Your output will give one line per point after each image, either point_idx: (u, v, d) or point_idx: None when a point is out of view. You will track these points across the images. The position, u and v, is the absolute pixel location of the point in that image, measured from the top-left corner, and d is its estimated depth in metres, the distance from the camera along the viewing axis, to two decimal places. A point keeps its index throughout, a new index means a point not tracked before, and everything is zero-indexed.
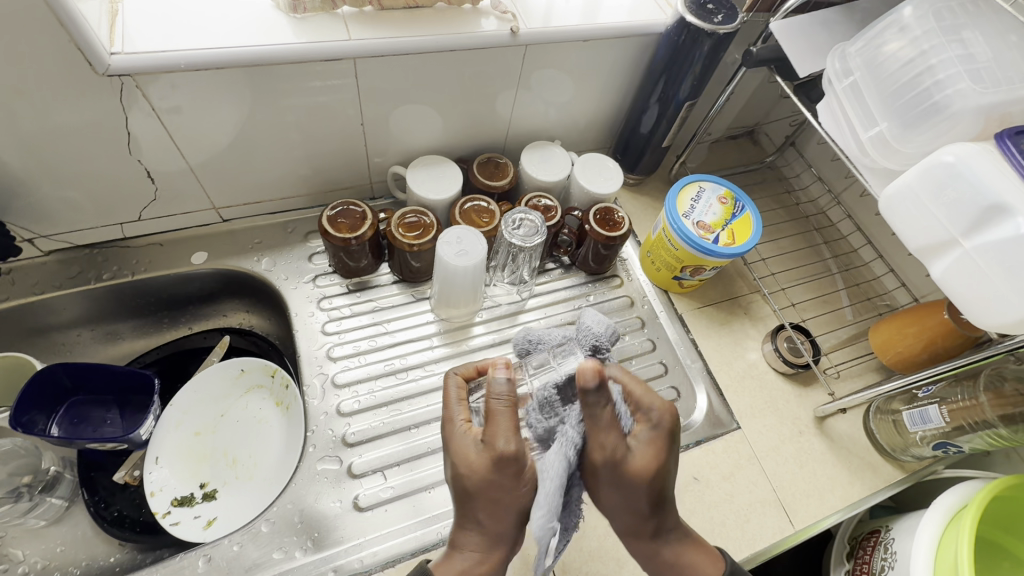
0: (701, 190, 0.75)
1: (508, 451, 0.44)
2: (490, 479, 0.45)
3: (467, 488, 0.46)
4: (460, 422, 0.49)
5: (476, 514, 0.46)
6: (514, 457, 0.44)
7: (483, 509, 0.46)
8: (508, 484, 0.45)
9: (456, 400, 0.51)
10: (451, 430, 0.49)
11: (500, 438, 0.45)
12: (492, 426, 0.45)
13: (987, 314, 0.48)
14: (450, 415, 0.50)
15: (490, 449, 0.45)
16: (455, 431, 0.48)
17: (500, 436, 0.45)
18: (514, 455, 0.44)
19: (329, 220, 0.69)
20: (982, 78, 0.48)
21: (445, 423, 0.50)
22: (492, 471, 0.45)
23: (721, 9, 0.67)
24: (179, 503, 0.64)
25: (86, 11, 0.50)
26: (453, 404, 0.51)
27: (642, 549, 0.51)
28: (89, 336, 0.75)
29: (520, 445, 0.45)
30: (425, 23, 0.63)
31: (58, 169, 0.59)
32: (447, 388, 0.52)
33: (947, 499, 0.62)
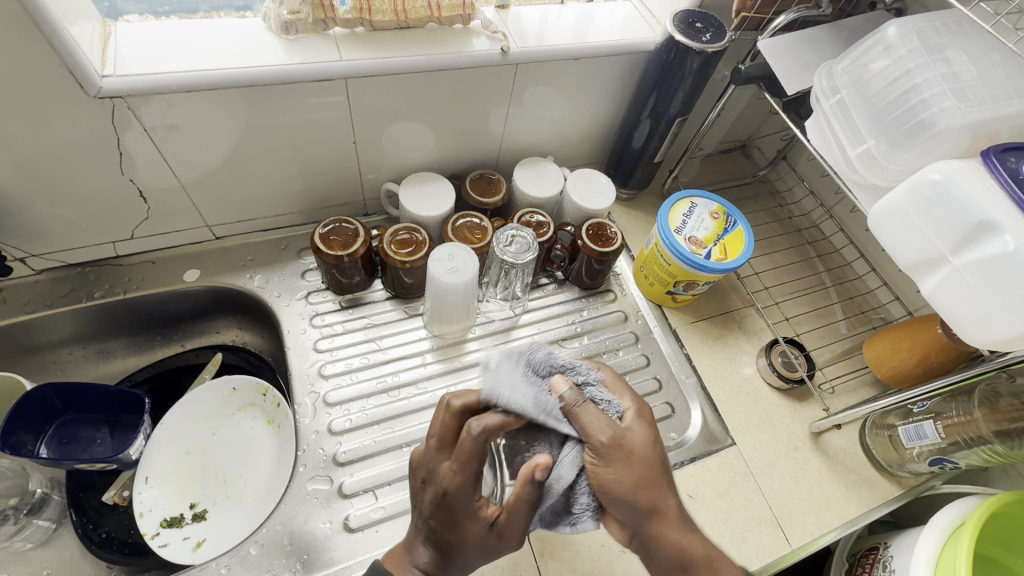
0: (693, 206, 0.76)
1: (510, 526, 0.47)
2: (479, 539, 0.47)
3: (464, 551, 0.47)
4: (476, 496, 0.47)
5: (453, 567, 0.48)
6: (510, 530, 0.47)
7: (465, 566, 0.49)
8: (496, 555, 0.49)
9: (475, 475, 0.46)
10: (467, 506, 0.46)
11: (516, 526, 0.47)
12: (513, 524, 0.47)
13: (979, 332, 0.48)
14: (468, 490, 0.46)
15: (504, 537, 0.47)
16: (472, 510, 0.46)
17: (515, 533, 0.47)
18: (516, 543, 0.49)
19: (321, 238, 0.69)
20: (966, 97, 0.49)
21: (455, 495, 0.46)
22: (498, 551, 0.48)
23: (710, 27, 0.68)
24: (168, 525, 0.63)
25: (78, 34, 0.50)
26: (468, 477, 0.46)
27: (672, 540, 0.47)
28: (80, 354, 0.75)
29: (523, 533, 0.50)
30: (417, 43, 0.64)
31: (50, 190, 0.60)
32: (447, 423, 0.47)
33: (945, 516, 0.61)
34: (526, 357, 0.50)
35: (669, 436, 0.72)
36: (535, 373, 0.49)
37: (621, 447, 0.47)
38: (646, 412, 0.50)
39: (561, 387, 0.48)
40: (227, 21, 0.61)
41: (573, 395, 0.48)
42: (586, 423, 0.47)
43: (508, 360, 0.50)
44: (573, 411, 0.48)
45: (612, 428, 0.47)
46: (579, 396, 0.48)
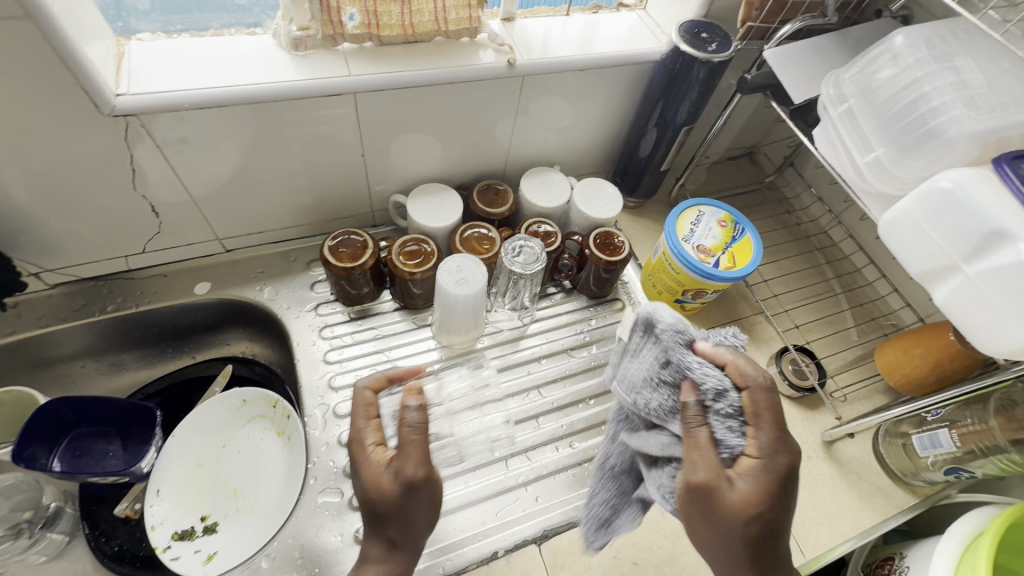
0: (701, 214, 0.76)
1: (407, 471, 0.47)
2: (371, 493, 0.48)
3: (375, 507, 0.48)
4: (367, 440, 0.51)
5: (386, 533, 0.49)
6: (411, 477, 0.47)
7: (394, 531, 0.49)
8: (418, 507, 0.49)
9: (363, 416, 0.52)
10: (360, 453, 0.50)
11: (409, 466, 0.47)
12: (403, 456, 0.48)
13: (993, 341, 0.47)
14: (360, 436, 0.51)
15: (398, 476, 0.48)
16: (363, 455, 0.50)
17: (409, 465, 0.47)
18: (420, 482, 0.48)
19: (330, 250, 0.69)
20: (976, 105, 0.49)
21: (354, 444, 0.51)
22: (403, 496, 0.48)
23: (715, 37, 0.68)
24: (179, 537, 0.63)
25: (93, 54, 0.51)
26: (361, 424, 0.52)
27: None
28: (93, 368, 0.75)
29: (429, 470, 0.48)
30: (425, 57, 0.65)
31: (64, 206, 0.61)
32: (355, 403, 0.53)
33: (962, 526, 0.60)
34: (664, 340, 0.46)
35: None
36: (661, 361, 0.46)
37: (714, 502, 0.42)
38: (773, 472, 0.42)
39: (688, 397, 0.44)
40: (238, 38, 0.61)
41: (693, 412, 0.44)
42: (692, 452, 0.43)
43: (646, 341, 0.48)
44: (688, 425, 0.44)
45: (718, 477, 0.42)
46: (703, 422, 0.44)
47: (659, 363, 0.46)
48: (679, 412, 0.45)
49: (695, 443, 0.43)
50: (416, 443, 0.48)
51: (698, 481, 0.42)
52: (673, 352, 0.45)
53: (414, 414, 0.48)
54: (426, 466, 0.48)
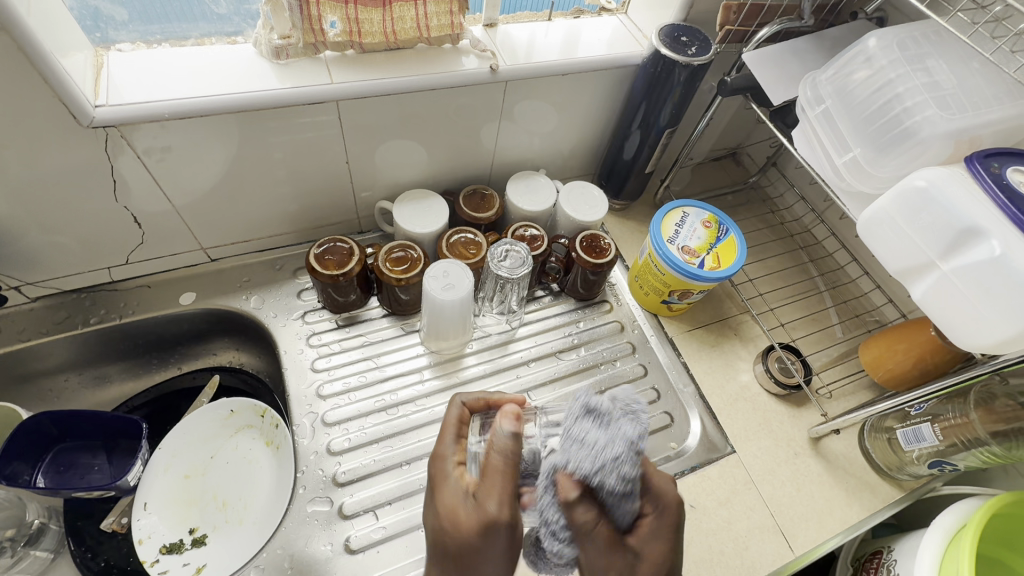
0: (686, 215, 0.76)
1: (490, 508, 0.41)
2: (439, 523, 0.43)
3: (444, 543, 0.42)
4: (450, 462, 0.46)
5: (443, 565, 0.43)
6: (495, 516, 0.41)
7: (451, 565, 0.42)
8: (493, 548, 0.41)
9: (453, 434, 0.49)
10: (440, 470, 0.46)
11: (492, 500, 0.41)
12: (488, 484, 0.42)
13: (970, 335, 0.48)
14: (444, 452, 0.47)
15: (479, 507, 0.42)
16: (445, 471, 0.46)
17: (492, 499, 0.41)
18: (502, 525, 0.41)
19: (316, 258, 0.69)
20: (948, 105, 0.49)
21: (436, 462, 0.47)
22: (478, 536, 0.41)
23: (695, 40, 0.69)
24: (167, 551, 0.63)
25: (71, 65, 0.51)
26: (447, 440, 0.48)
27: None
28: (77, 381, 0.75)
29: (515, 512, 0.41)
30: (407, 63, 0.65)
31: (45, 218, 0.60)
32: (448, 415, 0.51)
33: (945, 519, 0.61)
34: (592, 411, 0.39)
35: (668, 446, 0.72)
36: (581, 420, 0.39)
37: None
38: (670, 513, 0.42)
39: (568, 490, 0.38)
40: (218, 47, 0.61)
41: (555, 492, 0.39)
42: (597, 554, 0.39)
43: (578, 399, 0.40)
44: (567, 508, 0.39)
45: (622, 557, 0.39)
46: (588, 508, 0.38)
47: (581, 441, 0.38)
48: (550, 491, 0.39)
49: (607, 539, 0.39)
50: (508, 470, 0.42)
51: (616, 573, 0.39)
52: (571, 438, 0.38)
53: (514, 415, 0.45)
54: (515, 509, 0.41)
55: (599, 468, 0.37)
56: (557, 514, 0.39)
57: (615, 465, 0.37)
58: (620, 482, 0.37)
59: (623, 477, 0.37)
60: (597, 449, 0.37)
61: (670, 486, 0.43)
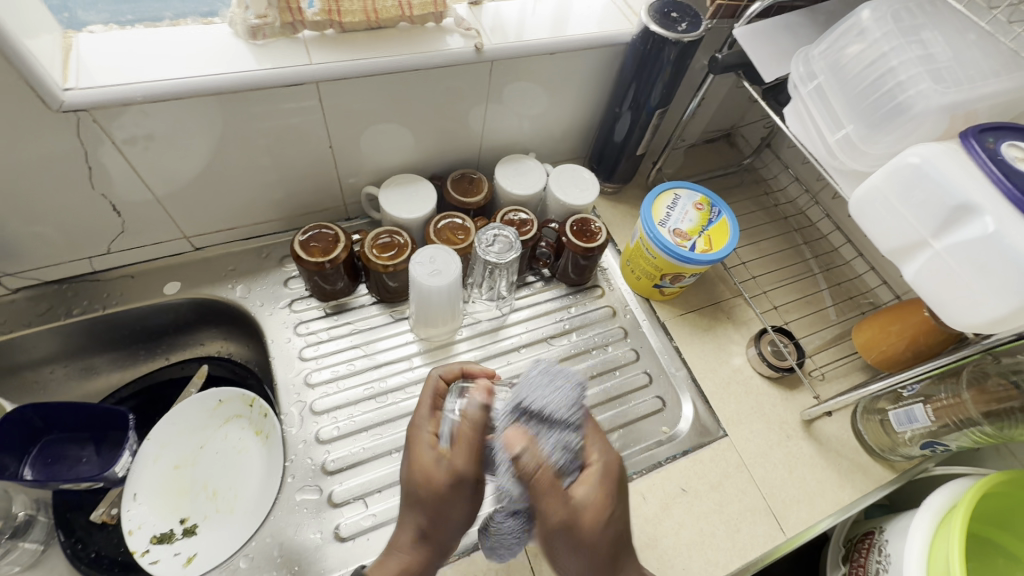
0: (677, 198, 0.75)
1: (458, 465, 0.44)
2: (419, 487, 0.45)
3: (419, 496, 0.45)
4: (428, 437, 0.47)
5: (420, 524, 0.46)
6: (463, 471, 0.44)
7: (426, 519, 0.45)
8: (458, 502, 0.45)
9: (429, 406, 0.50)
10: (415, 439, 0.47)
11: (460, 458, 0.44)
12: (454, 447, 0.45)
13: (963, 314, 0.47)
14: (418, 424, 0.48)
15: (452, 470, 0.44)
16: (418, 439, 0.47)
17: (460, 457, 0.44)
18: (471, 480, 0.45)
19: (301, 245, 0.68)
20: (942, 78, 0.48)
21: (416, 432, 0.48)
22: (451, 490, 0.44)
23: (686, 17, 0.67)
24: (158, 541, 0.62)
25: (37, 47, 0.49)
26: (423, 412, 0.49)
27: None
28: (63, 373, 0.74)
29: (478, 468, 0.45)
30: (389, 43, 0.63)
31: (20, 208, 0.58)
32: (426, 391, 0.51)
33: (937, 499, 0.61)
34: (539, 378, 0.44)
35: (660, 430, 0.72)
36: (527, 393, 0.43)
37: (573, 531, 0.41)
38: (611, 476, 0.43)
39: (514, 442, 0.41)
40: (192, 28, 0.59)
41: (524, 458, 0.41)
42: (541, 496, 0.41)
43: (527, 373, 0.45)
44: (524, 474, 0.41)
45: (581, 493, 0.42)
46: (535, 453, 0.41)
47: (535, 400, 0.42)
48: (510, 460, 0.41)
49: (550, 486, 0.41)
50: (477, 441, 0.45)
51: (557, 521, 0.41)
52: (521, 386, 0.44)
53: None
54: (481, 464, 0.45)
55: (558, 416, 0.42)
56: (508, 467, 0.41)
57: (554, 399, 0.42)
58: (563, 419, 0.42)
59: (566, 401, 0.42)
60: (538, 389, 0.43)
61: (607, 445, 0.44)
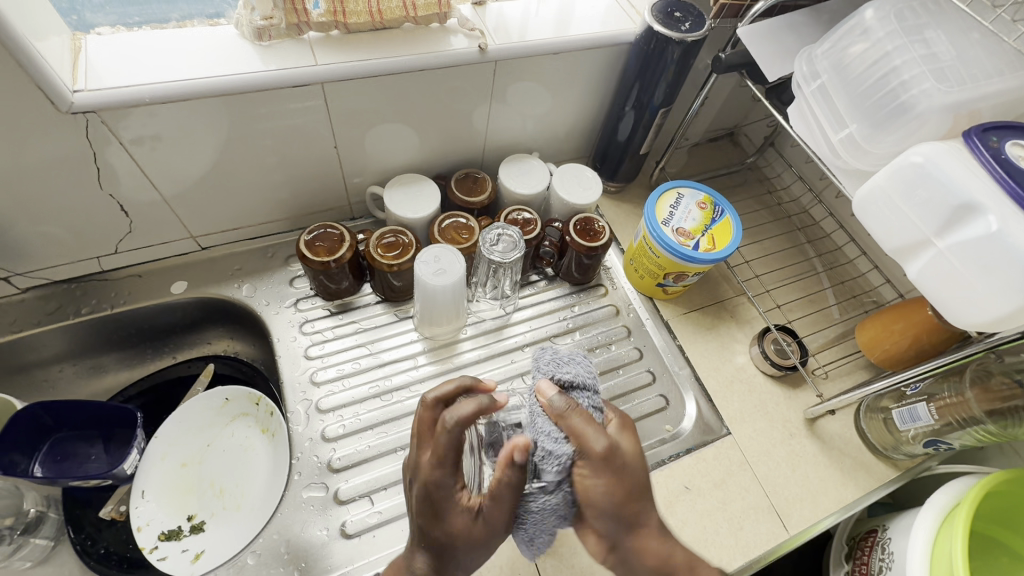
0: (680, 196, 0.75)
1: (496, 521, 0.46)
2: (451, 538, 0.45)
3: (449, 544, 0.46)
4: (461, 490, 0.46)
5: (441, 565, 0.47)
6: (500, 526, 0.46)
7: (449, 561, 0.47)
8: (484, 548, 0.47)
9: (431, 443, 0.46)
10: (442, 493, 0.45)
11: (498, 517, 0.46)
12: (494, 505, 0.45)
13: (967, 313, 0.47)
14: (439, 477, 0.45)
15: (490, 526, 0.46)
16: (449, 493, 0.45)
17: (497, 515, 0.46)
18: (502, 532, 0.47)
19: (306, 244, 0.69)
20: (946, 77, 0.48)
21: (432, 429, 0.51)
22: (483, 542, 0.46)
23: (689, 16, 0.68)
24: (166, 538, 0.63)
25: (47, 50, 0.49)
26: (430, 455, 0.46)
27: (651, 554, 0.48)
28: (72, 371, 0.74)
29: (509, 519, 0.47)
30: (393, 44, 0.63)
31: (30, 208, 0.59)
32: (417, 419, 0.47)
33: (940, 497, 0.61)
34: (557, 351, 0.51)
35: (664, 428, 0.72)
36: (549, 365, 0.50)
37: (614, 460, 0.45)
38: (629, 424, 0.50)
39: (547, 390, 0.47)
40: (198, 29, 0.60)
41: (559, 400, 0.46)
42: (581, 431, 0.45)
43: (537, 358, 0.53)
44: (563, 416, 0.46)
45: (615, 431, 0.48)
46: (568, 397, 0.47)
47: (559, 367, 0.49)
48: (548, 409, 0.46)
49: (588, 420, 0.46)
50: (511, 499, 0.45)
51: (599, 450, 0.45)
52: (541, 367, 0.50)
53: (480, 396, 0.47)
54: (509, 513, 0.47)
55: (580, 379, 0.48)
56: (545, 415, 0.47)
57: (580, 367, 0.49)
58: (588, 378, 0.49)
59: (585, 370, 0.50)
60: (564, 361, 0.49)
61: (617, 406, 0.52)
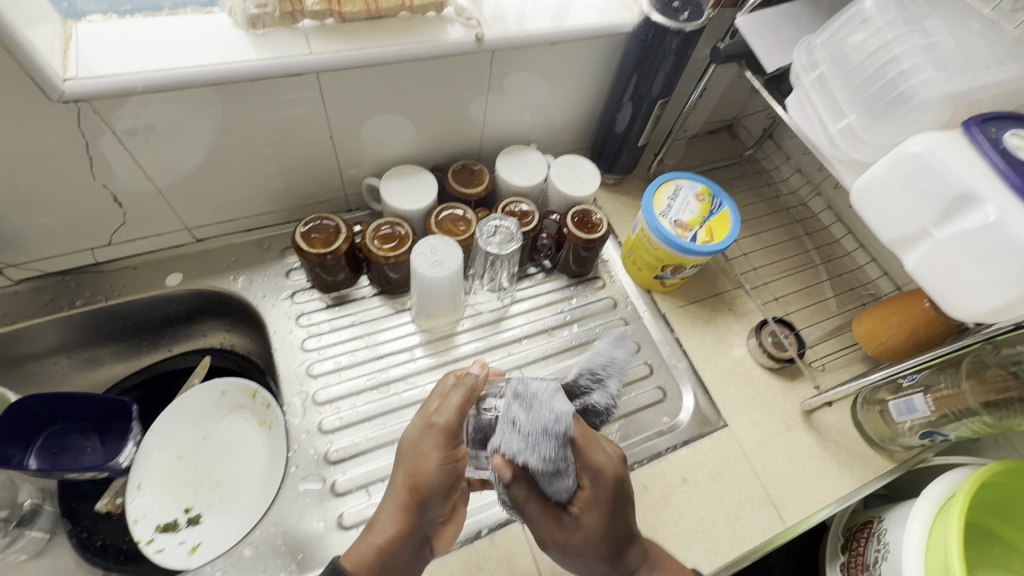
0: (678, 188, 0.75)
1: (441, 419, 0.47)
2: (413, 440, 0.48)
3: (406, 446, 0.48)
4: (426, 401, 0.50)
5: (400, 479, 0.48)
6: (445, 424, 0.47)
7: (405, 475, 0.47)
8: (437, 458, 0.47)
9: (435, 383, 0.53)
10: (419, 406, 0.50)
11: (443, 413, 0.47)
12: (443, 402, 0.47)
13: (965, 304, 0.47)
14: (424, 397, 0.51)
15: (435, 423, 0.47)
16: (421, 404, 0.50)
17: (443, 411, 0.47)
18: (449, 429, 0.47)
19: (302, 236, 0.68)
20: (945, 67, 0.48)
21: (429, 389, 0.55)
22: (427, 441, 0.47)
23: (687, 6, 0.67)
24: (163, 530, 0.63)
25: (37, 37, 0.49)
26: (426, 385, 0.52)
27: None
28: (67, 364, 0.74)
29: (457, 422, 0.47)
30: (389, 33, 0.62)
31: (22, 199, 0.58)
32: (436, 374, 0.54)
33: (936, 489, 0.62)
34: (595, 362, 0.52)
35: (661, 420, 0.72)
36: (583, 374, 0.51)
37: (609, 500, 0.44)
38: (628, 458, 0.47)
39: (564, 422, 0.43)
40: (192, 17, 0.59)
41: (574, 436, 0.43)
42: (584, 469, 0.43)
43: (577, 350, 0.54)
44: (577, 454, 0.43)
45: (611, 460, 0.44)
46: (581, 430, 0.43)
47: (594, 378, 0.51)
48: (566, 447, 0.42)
49: (593, 461, 0.43)
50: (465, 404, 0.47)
51: (598, 489, 0.44)
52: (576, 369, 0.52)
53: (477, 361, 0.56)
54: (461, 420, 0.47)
55: (610, 395, 0.50)
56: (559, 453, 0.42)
57: (613, 379, 0.51)
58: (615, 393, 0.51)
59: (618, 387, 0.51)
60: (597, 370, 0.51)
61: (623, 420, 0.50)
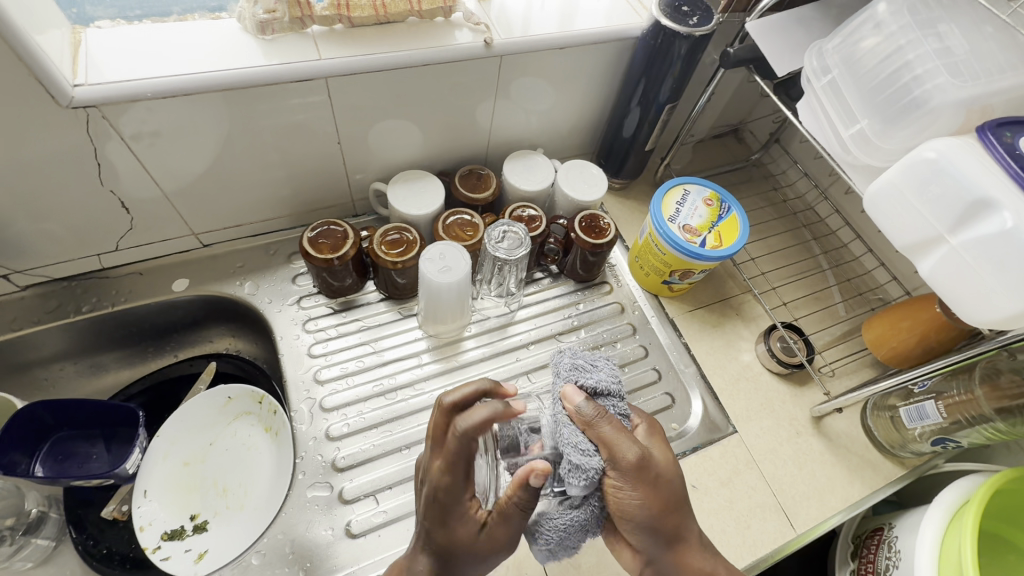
0: (686, 193, 0.75)
1: (501, 536, 0.44)
2: (457, 554, 0.44)
3: (452, 554, 0.44)
4: (466, 494, 0.44)
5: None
6: (506, 541, 0.45)
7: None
8: (486, 563, 0.46)
9: (448, 452, 0.44)
10: (455, 503, 0.43)
11: (504, 533, 0.44)
12: (501, 519, 0.44)
13: (980, 311, 0.47)
14: (451, 484, 0.43)
15: (494, 541, 0.44)
16: (461, 502, 0.43)
17: (504, 531, 0.44)
18: (506, 549, 0.45)
19: (309, 241, 0.68)
20: (960, 72, 0.47)
21: (440, 491, 0.43)
22: (485, 556, 0.44)
23: (697, 10, 0.67)
24: (169, 538, 0.63)
25: (46, 43, 0.49)
26: (449, 465, 0.43)
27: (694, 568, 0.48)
28: (72, 370, 0.74)
29: (513, 535, 0.45)
30: (398, 39, 0.62)
31: (29, 205, 0.58)
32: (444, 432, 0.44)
33: (948, 496, 0.61)
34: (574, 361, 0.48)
35: (669, 427, 0.72)
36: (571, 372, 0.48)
37: (646, 469, 0.45)
38: (654, 426, 0.49)
39: (573, 397, 0.46)
40: (200, 23, 0.59)
41: (590, 407, 0.45)
42: (612, 441, 0.44)
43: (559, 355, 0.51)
44: (594, 424, 0.45)
45: (631, 442, 0.45)
46: (596, 405, 0.46)
47: (590, 379, 0.47)
48: (579, 417, 0.45)
49: (617, 430, 0.45)
50: (524, 513, 0.45)
51: (631, 459, 0.44)
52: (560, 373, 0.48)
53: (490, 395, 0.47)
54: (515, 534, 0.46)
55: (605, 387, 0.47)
56: (575, 424, 0.45)
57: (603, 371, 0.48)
58: (612, 383, 0.48)
59: (611, 376, 0.48)
60: (585, 364, 0.48)
61: (641, 407, 0.51)
